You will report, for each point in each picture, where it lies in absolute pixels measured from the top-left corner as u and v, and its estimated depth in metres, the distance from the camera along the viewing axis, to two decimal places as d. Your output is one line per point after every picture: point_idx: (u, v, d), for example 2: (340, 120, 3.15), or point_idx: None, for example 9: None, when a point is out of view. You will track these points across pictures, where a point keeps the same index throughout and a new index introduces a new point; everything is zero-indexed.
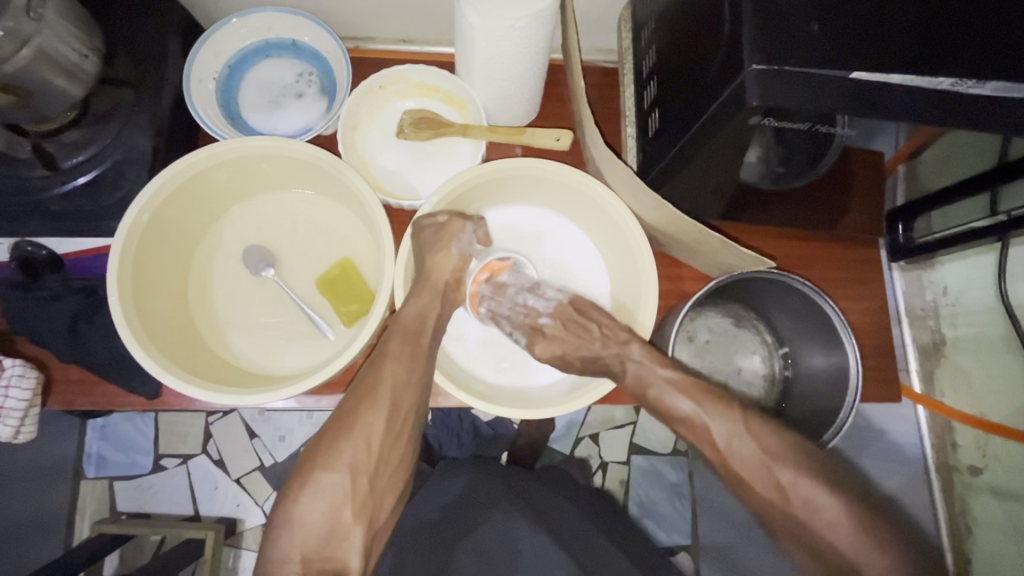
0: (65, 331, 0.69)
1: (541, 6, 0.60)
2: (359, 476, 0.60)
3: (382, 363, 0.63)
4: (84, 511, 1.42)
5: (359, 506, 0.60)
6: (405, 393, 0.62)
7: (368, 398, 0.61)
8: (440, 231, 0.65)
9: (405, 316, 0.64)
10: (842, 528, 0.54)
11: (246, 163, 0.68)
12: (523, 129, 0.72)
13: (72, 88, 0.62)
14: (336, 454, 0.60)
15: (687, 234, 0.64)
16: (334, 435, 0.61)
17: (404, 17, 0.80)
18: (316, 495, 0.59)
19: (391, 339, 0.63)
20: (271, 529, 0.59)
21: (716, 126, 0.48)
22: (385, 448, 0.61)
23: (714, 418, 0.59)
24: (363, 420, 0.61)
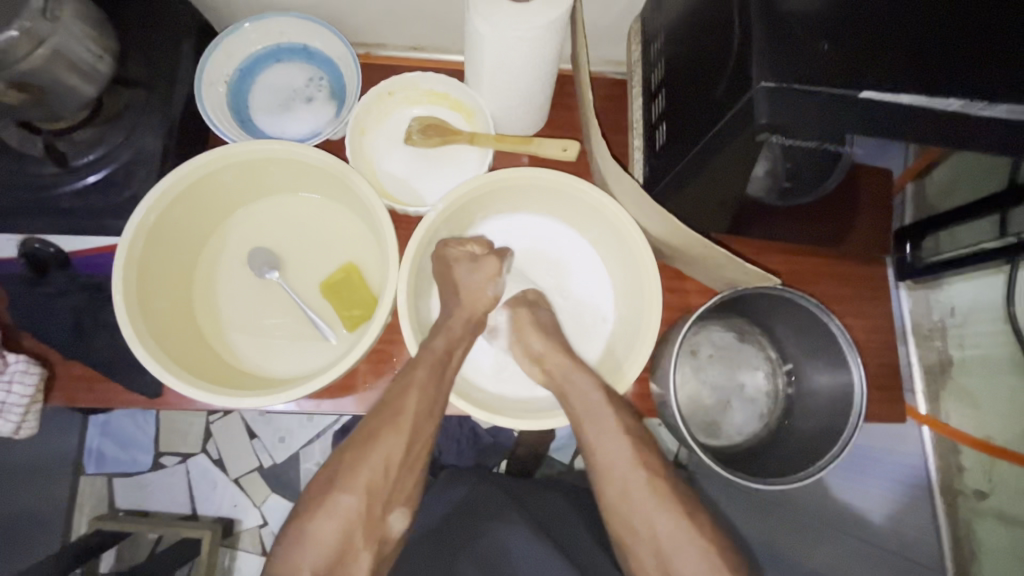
0: (70, 328, 0.69)
1: (552, 18, 0.60)
2: (373, 500, 0.59)
3: (407, 390, 0.62)
4: (83, 507, 1.43)
5: (371, 532, 0.59)
6: (427, 421, 0.62)
7: (391, 423, 0.61)
8: (474, 263, 0.68)
9: (432, 344, 0.64)
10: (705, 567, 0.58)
11: (255, 167, 0.69)
12: (529, 138, 0.72)
13: (85, 87, 0.63)
14: (355, 476, 0.59)
15: (692, 248, 0.63)
16: (353, 458, 0.60)
17: (416, 25, 0.81)
18: (329, 517, 0.58)
19: (419, 365, 0.62)
20: (281, 545, 0.59)
21: (725, 141, 0.48)
22: (401, 474, 0.61)
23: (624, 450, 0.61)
24: (382, 445, 0.60)
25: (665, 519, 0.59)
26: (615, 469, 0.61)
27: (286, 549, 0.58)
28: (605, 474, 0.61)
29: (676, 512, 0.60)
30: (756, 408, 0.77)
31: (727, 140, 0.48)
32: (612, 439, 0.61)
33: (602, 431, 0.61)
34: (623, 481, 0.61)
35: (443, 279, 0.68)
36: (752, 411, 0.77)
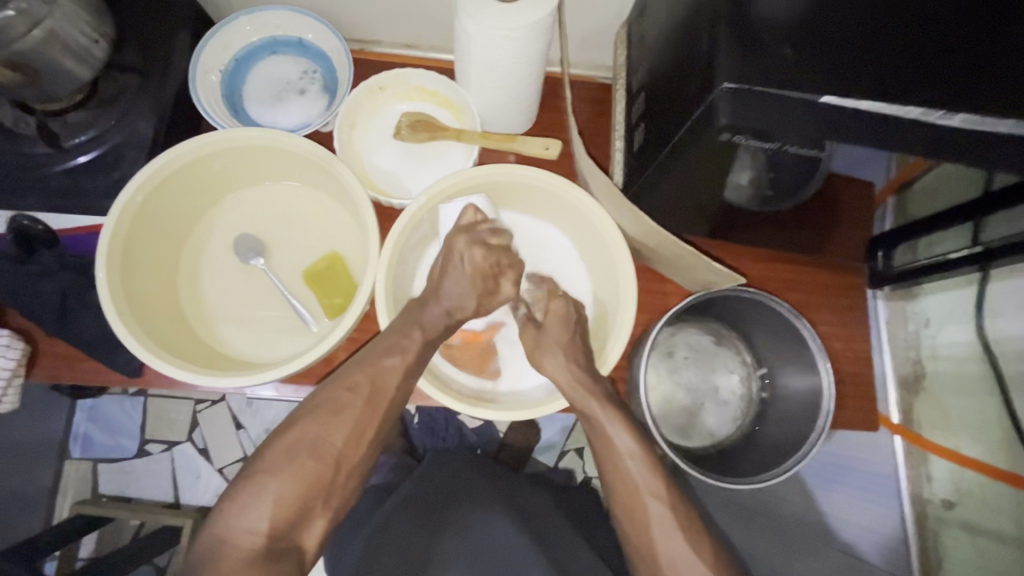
0: (55, 307, 0.71)
1: (536, 18, 0.62)
2: (337, 469, 0.61)
3: (383, 364, 0.63)
4: (67, 490, 1.44)
5: (329, 497, 0.60)
6: (404, 396, 0.65)
7: (369, 395, 0.63)
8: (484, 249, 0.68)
9: (427, 319, 0.65)
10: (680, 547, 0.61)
11: (243, 153, 0.70)
12: (515, 136, 0.73)
13: (79, 69, 0.64)
14: (320, 441, 0.61)
15: (665, 247, 0.64)
16: (319, 422, 0.61)
17: (409, 24, 0.83)
18: (294, 479, 0.59)
19: (402, 342, 0.63)
20: (231, 498, 0.59)
21: (693, 140, 0.50)
22: (368, 446, 0.63)
23: (621, 432, 0.64)
24: (351, 413, 0.62)
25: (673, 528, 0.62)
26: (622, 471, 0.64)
27: (240, 505, 0.58)
28: (620, 483, 0.64)
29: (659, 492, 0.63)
30: (730, 410, 0.78)
31: (694, 140, 0.49)
32: (624, 451, 0.64)
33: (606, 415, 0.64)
34: (617, 462, 0.64)
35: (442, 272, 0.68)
36: (725, 414, 0.78)
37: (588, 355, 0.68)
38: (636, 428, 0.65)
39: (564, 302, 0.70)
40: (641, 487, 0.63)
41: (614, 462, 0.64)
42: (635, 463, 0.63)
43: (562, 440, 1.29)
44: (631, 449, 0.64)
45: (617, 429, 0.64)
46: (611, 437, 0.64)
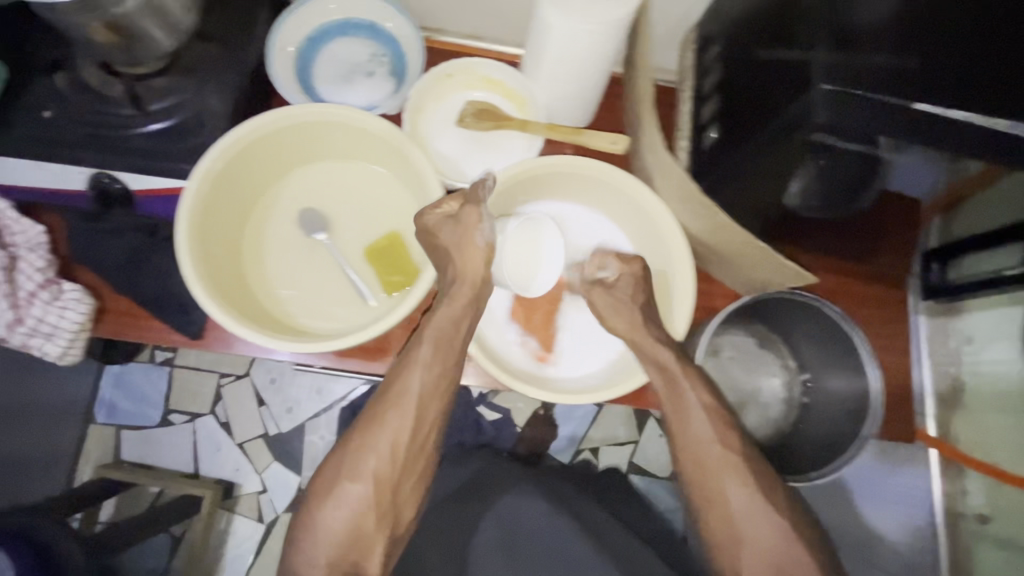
0: (125, 265, 0.74)
1: (616, 16, 0.63)
2: (381, 487, 0.66)
3: (410, 371, 0.66)
4: (89, 456, 1.47)
5: (383, 514, 0.66)
6: (432, 400, 0.67)
7: (394, 405, 0.66)
8: (456, 224, 0.67)
9: (438, 323, 0.67)
10: (750, 515, 0.65)
11: (316, 129, 0.72)
12: (583, 130, 0.73)
13: (170, 35, 0.66)
14: (362, 460, 0.66)
15: (728, 247, 0.65)
16: (360, 443, 0.66)
17: (477, 14, 0.84)
18: (343, 505, 0.66)
19: (419, 345, 0.67)
20: (297, 537, 0.67)
21: (776, 145, 0.51)
22: (408, 456, 0.67)
23: (696, 386, 0.67)
24: (388, 427, 0.66)
25: (739, 484, 0.65)
26: (692, 434, 0.67)
27: (306, 542, 0.66)
28: (691, 442, 0.67)
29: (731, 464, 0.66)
30: (769, 412, 0.80)
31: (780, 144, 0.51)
32: (698, 404, 0.67)
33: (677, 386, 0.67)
34: (697, 432, 0.67)
35: (431, 246, 0.68)
36: (765, 415, 0.80)
37: (656, 327, 0.68)
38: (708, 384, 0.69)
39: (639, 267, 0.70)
40: (704, 441, 0.66)
41: (683, 413, 0.67)
42: (705, 430, 0.66)
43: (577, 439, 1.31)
44: (705, 403, 0.67)
45: (693, 387, 0.67)
46: (683, 391, 0.67)
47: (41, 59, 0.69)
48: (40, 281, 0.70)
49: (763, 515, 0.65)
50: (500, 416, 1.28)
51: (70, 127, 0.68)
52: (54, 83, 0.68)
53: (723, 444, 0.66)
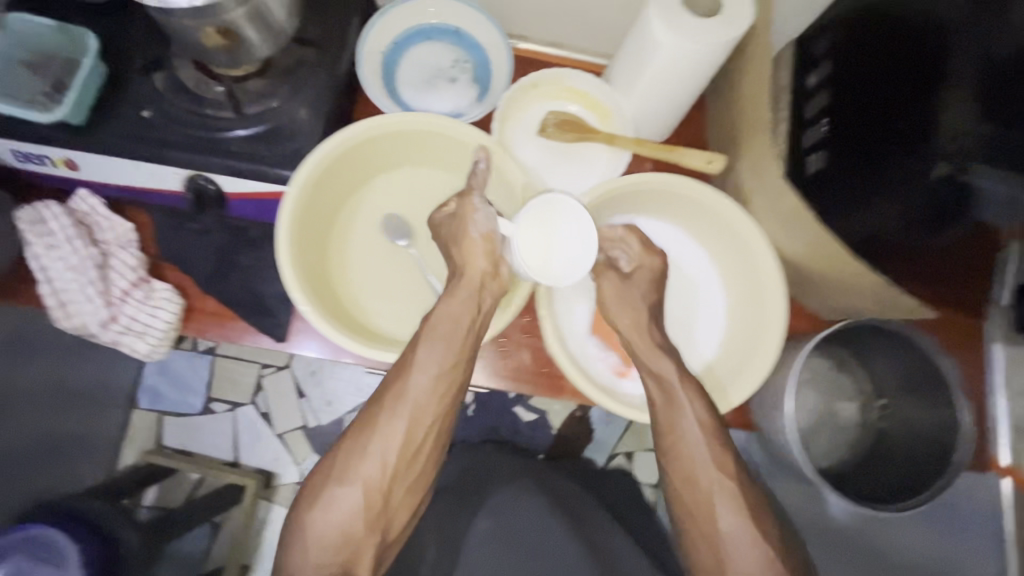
0: (212, 265, 0.75)
1: (728, 38, 0.62)
2: (371, 494, 0.60)
3: (409, 371, 0.61)
4: (131, 440, 1.47)
5: (372, 524, 0.60)
6: (431, 402, 0.62)
7: (389, 404, 0.61)
8: (456, 219, 0.69)
9: (437, 322, 0.63)
10: (746, 548, 0.58)
11: (409, 135, 0.72)
12: (675, 147, 0.72)
13: (272, 39, 0.66)
14: (351, 464, 0.60)
15: (831, 275, 0.65)
16: (349, 446, 0.61)
17: (564, 23, 0.83)
18: (330, 510, 0.59)
19: (417, 344, 0.62)
20: (284, 545, 0.60)
21: (906, 180, 0.56)
22: (405, 459, 0.61)
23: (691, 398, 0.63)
24: (381, 430, 0.60)
25: (737, 507, 0.59)
26: (687, 451, 0.61)
27: (293, 550, 0.59)
28: (678, 462, 0.62)
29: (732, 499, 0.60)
30: (843, 434, 0.80)
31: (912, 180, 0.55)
32: (692, 416, 0.62)
33: (669, 402, 0.63)
34: (690, 449, 0.61)
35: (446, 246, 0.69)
36: (839, 439, 0.80)
37: (659, 330, 0.69)
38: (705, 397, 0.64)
39: (658, 261, 0.72)
40: (698, 458, 0.61)
41: (676, 429, 0.62)
42: (698, 446, 0.61)
43: (614, 443, 1.28)
44: (696, 413, 0.62)
45: (687, 398, 0.63)
46: (679, 401, 0.63)
47: (140, 58, 0.68)
48: (133, 279, 0.72)
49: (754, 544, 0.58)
50: (536, 417, 1.27)
51: (166, 127, 0.68)
52: (151, 83, 0.68)
53: (720, 465, 0.61)
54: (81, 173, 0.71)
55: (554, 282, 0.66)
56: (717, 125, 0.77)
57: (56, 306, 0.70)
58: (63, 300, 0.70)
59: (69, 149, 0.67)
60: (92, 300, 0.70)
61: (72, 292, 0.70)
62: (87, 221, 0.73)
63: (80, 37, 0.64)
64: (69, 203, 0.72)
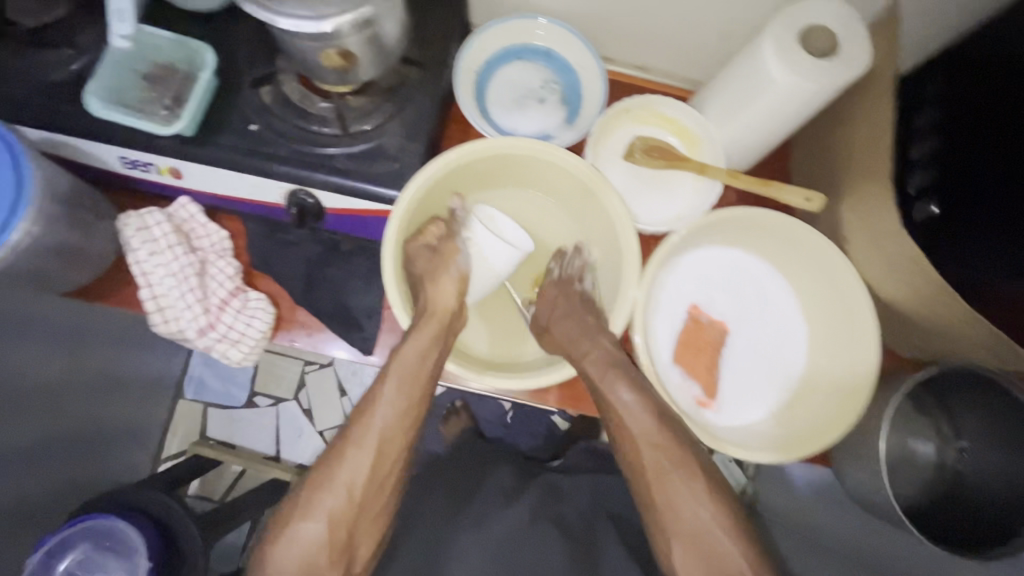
0: (304, 277, 0.76)
1: (840, 81, 0.63)
2: (336, 526, 0.59)
3: (375, 406, 0.62)
4: (176, 430, 1.40)
5: (337, 558, 0.59)
6: (394, 438, 0.62)
7: (355, 439, 0.61)
8: (433, 255, 0.69)
9: (404, 357, 0.64)
10: (703, 520, 0.59)
11: (506, 161, 0.74)
12: (771, 183, 0.73)
13: (385, 60, 0.66)
14: (315, 498, 0.60)
15: (936, 323, 0.64)
16: (312, 482, 0.61)
17: (656, 48, 0.83)
18: (294, 548, 0.58)
19: (383, 380, 0.63)
20: None
21: (1011, 209, 0.57)
22: (370, 491, 0.61)
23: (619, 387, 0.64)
24: (344, 466, 0.60)
25: (685, 492, 0.60)
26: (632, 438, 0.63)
27: None
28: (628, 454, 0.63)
29: (685, 478, 0.61)
30: (918, 475, 0.78)
31: (1010, 248, 0.57)
32: (625, 402, 0.64)
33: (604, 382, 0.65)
34: (631, 440, 0.63)
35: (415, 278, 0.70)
36: (914, 479, 0.78)
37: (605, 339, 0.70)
38: (636, 381, 0.65)
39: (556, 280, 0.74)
40: (645, 451, 0.62)
41: (616, 418, 0.64)
42: (639, 419, 0.63)
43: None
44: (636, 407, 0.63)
45: (615, 386, 0.64)
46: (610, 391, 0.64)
47: (250, 73, 0.70)
48: (230, 289, 0.74)
49: (702, 512, 0.60)
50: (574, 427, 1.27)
51: (273, 141, 0.68)
52: (260, 97, 0.69)
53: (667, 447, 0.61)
54: (183, 182, 0.72)
55: (522, 250, 0.74)
56: (812, 159, 0.77)
57: (155, 312, 0.72)
58: (162, 305, 0.71)
59: (178, 159, 0.68)
60: (190, 309, 0.72)
61: (171, 299, 0.71)
62: (185, 227, 0.74)
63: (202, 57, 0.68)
64: (169, 209, 0.74)
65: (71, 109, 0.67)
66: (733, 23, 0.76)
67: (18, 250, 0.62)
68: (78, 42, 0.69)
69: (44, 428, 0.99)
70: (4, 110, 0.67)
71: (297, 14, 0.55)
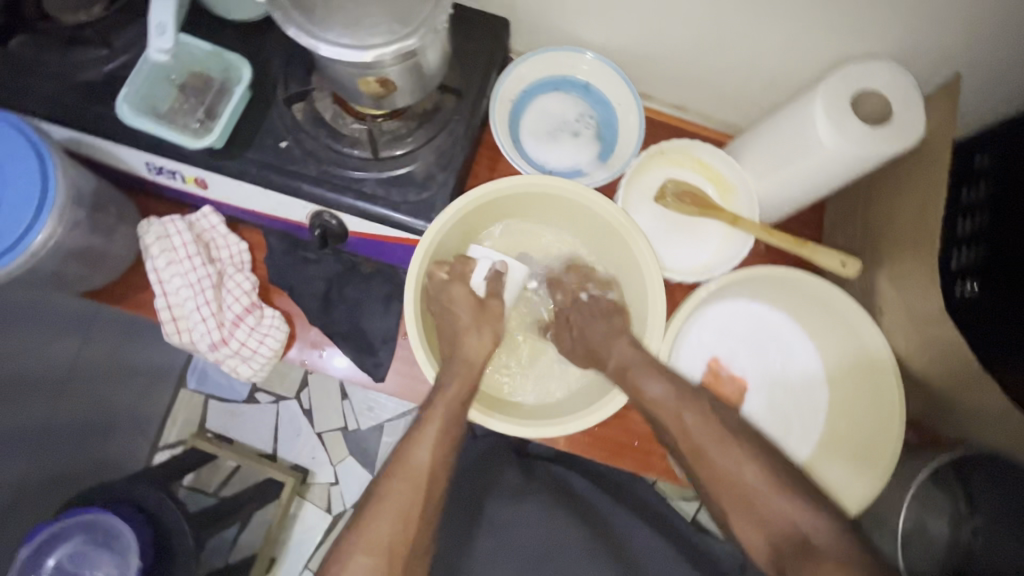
0: (320, 296, 0.75)
1: (891, 149, 0.61)
2: (396, 557, 0.57)
3: (420, 444, 0.62)
4: (176, 419, 1.33)
5: None
6: (441, 474, 0.62)
7: (405, 475, 0.60)
8: (478, 316, 0.71)
9: (446, 397, 0.64)
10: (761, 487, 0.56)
11: (534, 197, 0.73)
12: (806, 243, 0.72)
13: (424, 87, 0.64)
14: (376, 532, 0.58)
15: (969, 407, 0.61)
16: (365, 518, 0.58)
17: (696, 90, 0.82)
18: None
19: (430, 419, 0.63)
20: None
21: None
22: (421, 523, 0.60)
23: (647, 377, 0.64)
24: (398, 503, 0.59)
25: (728, 454, 0.58)
26: (663, 408, 0.63)
27: None
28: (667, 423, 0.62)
29: (728, 444, 0.59)
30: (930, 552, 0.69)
31: None
32: (653, 391, 0.63)
33: (636, 367, 0.65)
34: (670, 407, 0.62)
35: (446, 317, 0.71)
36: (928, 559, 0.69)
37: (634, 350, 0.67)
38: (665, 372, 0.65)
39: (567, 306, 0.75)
40: (680, 426, 0.62)
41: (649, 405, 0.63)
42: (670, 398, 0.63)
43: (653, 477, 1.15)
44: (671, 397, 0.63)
45: (647, 376, 0.64)
46: (637, 378, 0.64)
47: (284, 89, 0.68)
48: (246, 305, 0.73)
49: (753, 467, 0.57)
50: None
51: (302, 160, 0.67)
52: (291, 114, 0.68)
53: (706, 424, 0.61)
54: (208, 192, 0.71)
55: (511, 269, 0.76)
56: (854, 220, 0.75)
57: (169, 322, 0.71)
58: (176, 316, 0.71)
59: (205, 170, 0.67)
60: (205, 322, 0.70)
61: (186, 310, 0.70)
62: (205, 237, 0.73)
63: (240, 72, 0.67)
64: (190, 218, 0.73)
65: (100, 112, 0.65)
66: (779, 73, 0.74)
67: (41, 253, 0.60)
68: (112, 43, 0.67)
69: (43, 417, 0.96)
70: (32, 108, 0.65)
71: (338, 41, 0.53)
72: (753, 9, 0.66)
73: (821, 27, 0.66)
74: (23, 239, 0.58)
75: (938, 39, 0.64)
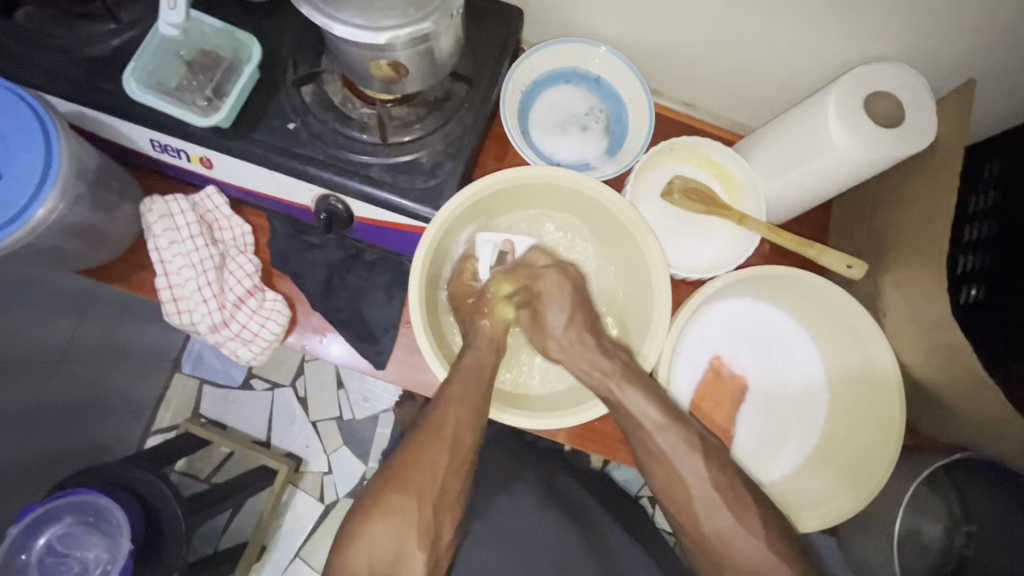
0: (322, 281, 0.74)
1: (902, 152, 0.61)
2: (425, 502, 0.58)
3: (445, 403, 0.62)
4: (170, 402, 1.32)
5: (424, 535, 0.57)
6: (469, 431, 0.62)
7: (434, 432, 0.61)
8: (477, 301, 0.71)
9: (466, 363, 0.65)
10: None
11: (543, 187, 0.72)
12: (813, 245, 0.72)
13: (436, 73, 0.64)
14: (410, 475, 0.59)
15: (969, 411, 0.61)
16: (397, 465, 0.59)
17: (708, 88, 0.81)
18: (383, 521, 0.56)
19: (451, 380, 0.64)
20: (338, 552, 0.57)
21: None
22: (450, 473, 0.60)
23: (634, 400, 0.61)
24: (427, 452, 0.60)
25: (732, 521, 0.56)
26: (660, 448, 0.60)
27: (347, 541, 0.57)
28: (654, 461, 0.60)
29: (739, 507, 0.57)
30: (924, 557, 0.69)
31: None
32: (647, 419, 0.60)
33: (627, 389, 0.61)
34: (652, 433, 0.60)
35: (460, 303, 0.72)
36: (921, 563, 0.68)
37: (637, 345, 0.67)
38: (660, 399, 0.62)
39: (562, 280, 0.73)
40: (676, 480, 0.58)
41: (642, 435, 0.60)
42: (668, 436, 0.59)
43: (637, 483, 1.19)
44: (653, 419, 0.60)
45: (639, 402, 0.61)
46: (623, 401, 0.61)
47: (294, 71, 0.68)
48: (248, 287, 0.72)
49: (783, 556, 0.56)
50: None
51: (309, 143, 0.66)
52: (300, 96, 0.67)
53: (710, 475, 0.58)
54: (213, 172, 0.71)
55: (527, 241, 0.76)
56: (861, 223, 0.75)
57: (169, 302, 0.71)
58: (177, 296, 0.70)
59: (210, 149, 0.66)
60: (205, 303, 0.70)
61: (187, 290, 0.70)
62: (208, 217, 0.73)
63: (249, 50, 0.66)
64: (194, 198, 0.72)
65: (105, 86, 0.64)
66: (792, 75, 0.74)
67: (41, 227, 0.59)
68: (120, 17, 0.66)
69: (35, 395, 0.95)
70: (36, 79, 0.64)
71: (351, 22, 0.53)
72: (770, 7, 0.66)
73: (837, 28, 0.66)
74: (25, 212, 0.57)
75: (953, 44, 0.64)
